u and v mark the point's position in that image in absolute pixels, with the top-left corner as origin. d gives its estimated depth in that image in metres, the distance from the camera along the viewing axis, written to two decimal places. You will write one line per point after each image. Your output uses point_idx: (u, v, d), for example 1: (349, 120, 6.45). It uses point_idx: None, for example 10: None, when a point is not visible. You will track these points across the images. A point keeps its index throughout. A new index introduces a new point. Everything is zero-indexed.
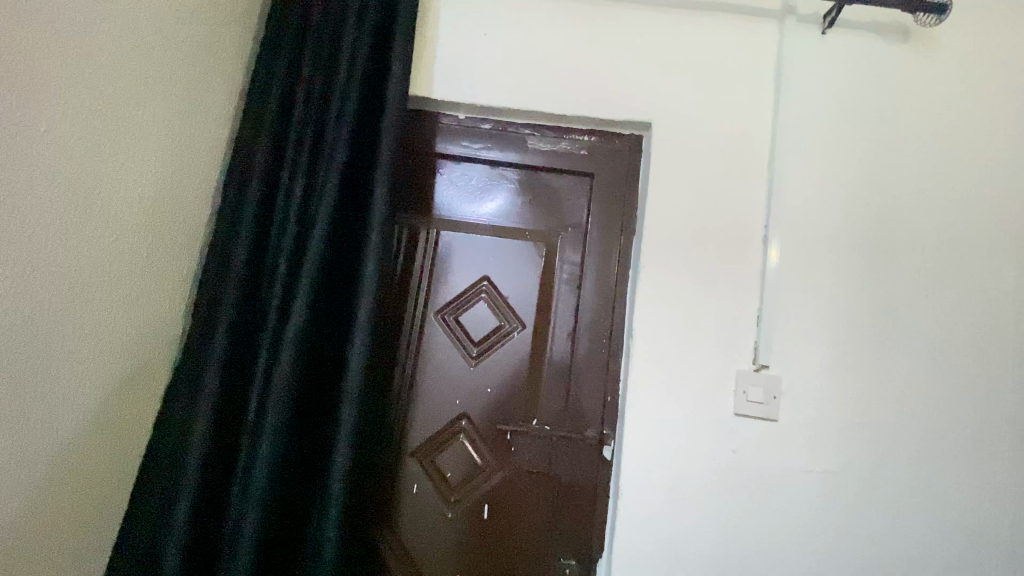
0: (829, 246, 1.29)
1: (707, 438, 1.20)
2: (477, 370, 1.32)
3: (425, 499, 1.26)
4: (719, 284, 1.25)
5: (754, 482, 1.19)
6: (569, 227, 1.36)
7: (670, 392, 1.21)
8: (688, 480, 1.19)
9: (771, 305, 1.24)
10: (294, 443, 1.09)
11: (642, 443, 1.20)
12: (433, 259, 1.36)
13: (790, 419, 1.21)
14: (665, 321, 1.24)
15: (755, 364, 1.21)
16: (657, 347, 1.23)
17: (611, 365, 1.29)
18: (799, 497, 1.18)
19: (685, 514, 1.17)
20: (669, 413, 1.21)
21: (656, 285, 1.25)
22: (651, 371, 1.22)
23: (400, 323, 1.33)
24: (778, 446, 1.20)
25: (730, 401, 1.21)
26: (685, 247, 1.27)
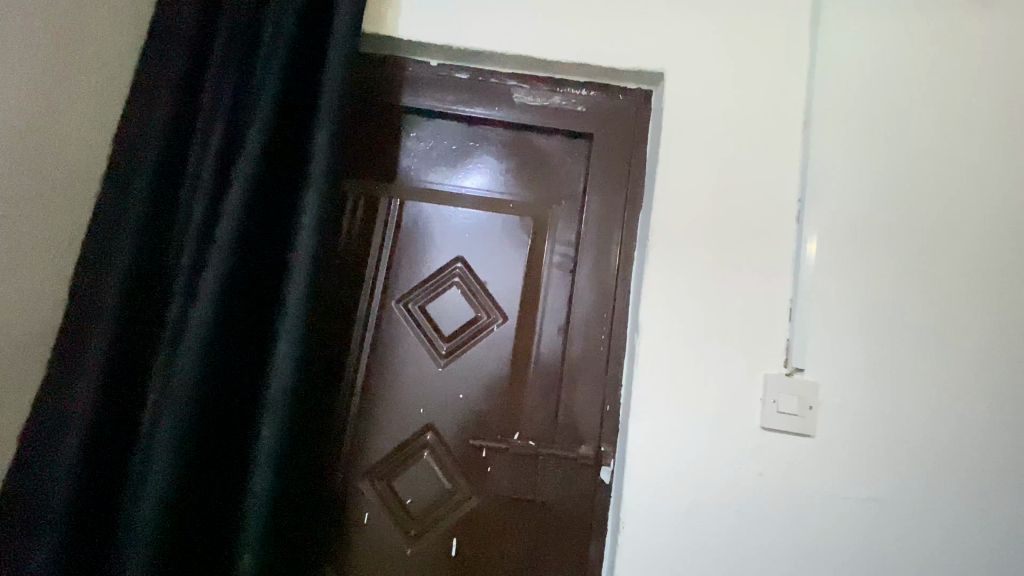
0: (879, 224, 1.06)
1: (730, 458, 0.97)
2: (448, 371, 1.08)
3: (380, 532, 1.02)
4: (744, 269, 1.03)
5: (790, 514, 0.95)
6: (562, 199, 1.13)
7: (684, 400, 0.98)
8: (705, 512, 0.95)
9: (810, 295, 1.01)
10: (202, 474, 0.82)
11: (649, 465, 0.97)
12: (396, 236, 1.12)
13: (830, 437, 0.97)
14: (678, 313, 1.01)
15: (787, 368, 0.99)
16: (667, 345, 1.00)
17: (612, 365, 1.06)
18: (845, 535, 0.95)
19: (702, 555, 0.94)
20: (682, 426, 0.98)
21: (667, 268, 1.03)
22: (661, 373, 0.99)
23: (353, 314, 1.08)
24: (817, 470, 0.96)
25: (757, 412, 0.98)
26: (704, 223, 1.04)
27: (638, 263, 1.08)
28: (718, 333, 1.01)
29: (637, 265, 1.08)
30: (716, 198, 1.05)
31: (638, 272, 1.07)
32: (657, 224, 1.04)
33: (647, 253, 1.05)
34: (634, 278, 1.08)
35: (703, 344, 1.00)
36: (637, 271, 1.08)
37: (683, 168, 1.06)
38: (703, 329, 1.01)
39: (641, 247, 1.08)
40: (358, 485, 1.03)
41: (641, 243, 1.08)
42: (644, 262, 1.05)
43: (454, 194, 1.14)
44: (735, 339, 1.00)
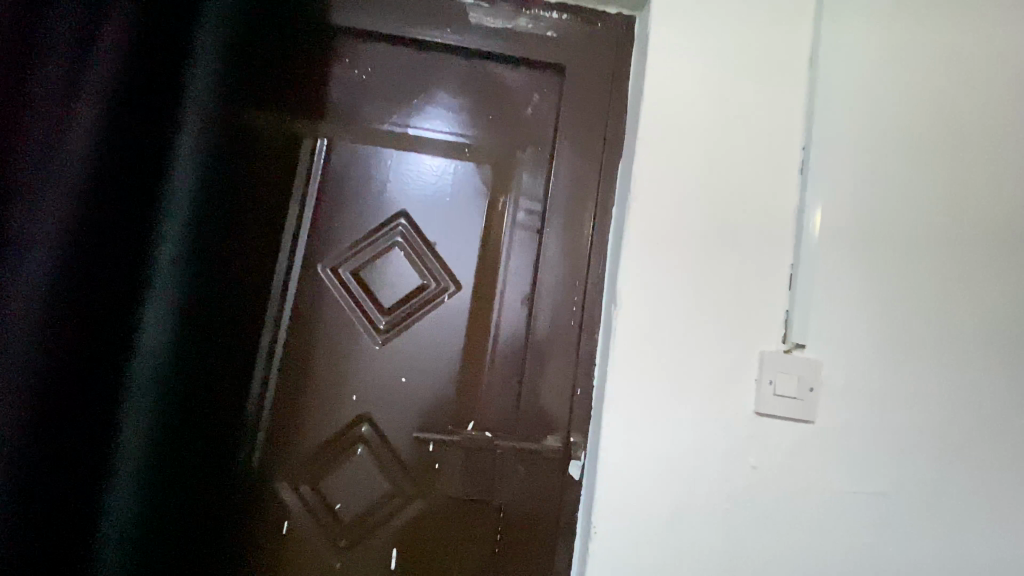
0: (890, 179, 0.92)
1: (718, 448, 0.84)
2: (387, 349, 0.89)
3: (304, 544, 0.86)
4: (738, 228, 0.88)
5: (783, 511, 0.83)
6: (527, 145, 0.95)
7: (667, 382, 0.84)
8: (688, 512, 0.82)
9: (813, 259, 0.87)
10: (39, 476, 0.67)
11: (626, 460, 0.82)
12: (326, 187, 0.92)
13: (830, 423, 0.84)
14: (662, 280, 0.85)
15: (786, 344, 0.85)
16: (650, 318, 0.84)
17: (584, 342, 0.89)
18: (842, 532, 0.83)
19: (683, 561, 0.81)
20: (664, 412, 0.83)
21: (651, 227, 0.86)
22: (641, 351, 0.84)
23: (268, 285, 0.89)
24: (813, 461, 0.84)
25: (749, 395, 0.84)
26: (694, 174, 0.88)
27: (616, 220, 0.91)
28: (708, 303, 0.86)
29: (615, 223, 0.91)
30: (707, 144, 0.89)
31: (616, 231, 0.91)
32: (639, 173, 0.87)
33: (626, 209, 0.88)
34: (611, 239, 0.91)
35: (691, 316, 0.85)
36: (614, 230, 0.91)
37: (670, 107, 0.90)
38: (691, 299, 0.85)
39: (619, 202, 0.91)
40: (277, 488, 0.86)
41: (620, 198, 0.91)
42: (622, 219, 0.88)
43: (398, 135, 0.94)
44: (726, 311, 0.86)
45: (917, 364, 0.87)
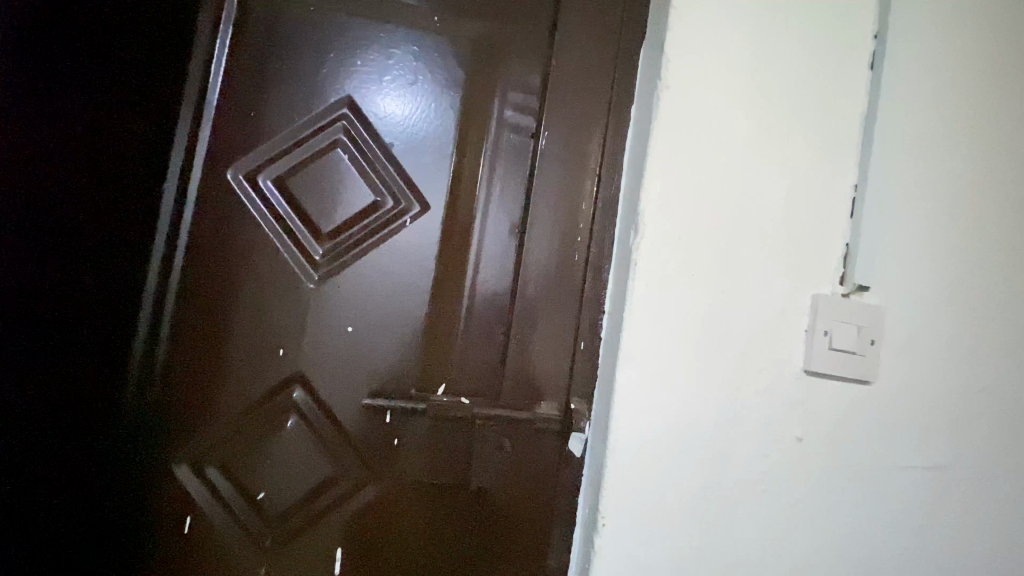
0: (989, 75, 0.71)
1: (759, 415, 0.66)
2: (329, 288, 0.67)
3: (215, 542, 0.65)
4: (793, 137, 0.67)
5: (838, 494, 0.65)
6: (519, 22, 0.71)
7: (698, 331, 0.65)
8: (722, 497, 0.64)
9: (884, 179, 0.68)
10: None
11: (644, 431, 0.63)
12: (241, 72, 0.67)
13: (898, 384, 0.67)
14: (694, 199, 0.65)
15: (844, 286, 0.67)
16: (677, 249, 0.64)
17: (590, 282, 0.69)
18: (912, 518, 0.66)
19: (714, 557, 0.63)
20: (693, 371, 0.64)
21: (681, 128, 0.65)
22: (665, 290, 0.64)
23: (158, 200, 0.65)
24: (877, 431, 0.66)
25: (797, 349, 0.67)
26: (737, 60, 0.67)
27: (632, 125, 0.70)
28: (750, 230, 0.66)
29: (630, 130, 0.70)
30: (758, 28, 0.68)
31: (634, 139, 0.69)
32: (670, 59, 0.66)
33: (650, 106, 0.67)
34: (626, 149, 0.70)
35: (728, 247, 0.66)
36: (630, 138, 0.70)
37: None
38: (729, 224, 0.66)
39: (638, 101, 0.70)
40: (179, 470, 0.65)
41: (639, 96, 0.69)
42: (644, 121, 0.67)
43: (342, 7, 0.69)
44: (772, 242, 0.67)
45: (1000, 312, 0.70)
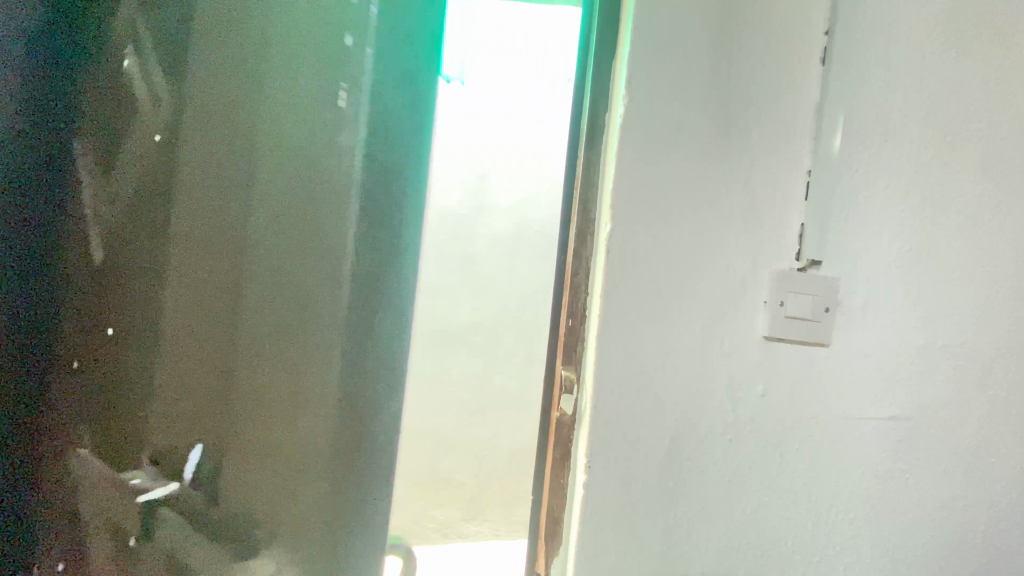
0: (916, 69, 0.80)
1: (725, 381, 0.72)
2: (180, 316, 0.93)
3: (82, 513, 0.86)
4: (748, 126, 0.72)
5: (794, 438, 0.74)
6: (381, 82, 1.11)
7: (668, 299, 0.70)
8: (693, 446, 0.71)
9: (831, 164, 0.75)
10: None
11: (620, 396, 0.70)
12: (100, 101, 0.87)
13: (843, 345, 0.76)
14: (668, 186, 0.70)
15: (801, 261, 0.73)
16: (653, 230, 0.70)
17: (579, 261, 0.74)
18: (853, 459, 0.77)
19: (685, 500, 0.71)
20: (663, 338, 0.71)
21: (656, 120, 0.70)
22: (639, 261, 0.70)
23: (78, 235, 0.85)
24: (825, 384, 0.75)
25: (760, 319, 0.73)
26: (703, 51, 0.72)
27: (578, 111, 0.76)
28: (716, 208, 0.71)
29: (578, 117, 0.76)
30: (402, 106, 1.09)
31: (590, 114, 0.73)
32: (343, 128, 1.01)
33: (613, 84, 0.74)
34: (587, 127, 0.73)
35: (696, 220, 0.71)
36: (584, 118, 0.74)
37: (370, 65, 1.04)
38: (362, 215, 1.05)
39: (585, 84, 0.75)
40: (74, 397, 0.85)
41: (577, 89, 0.77)
42: (614, 93, 0.72)
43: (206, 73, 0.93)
44: (734, 220, 0.72)
45: (929, 278, 0.79)
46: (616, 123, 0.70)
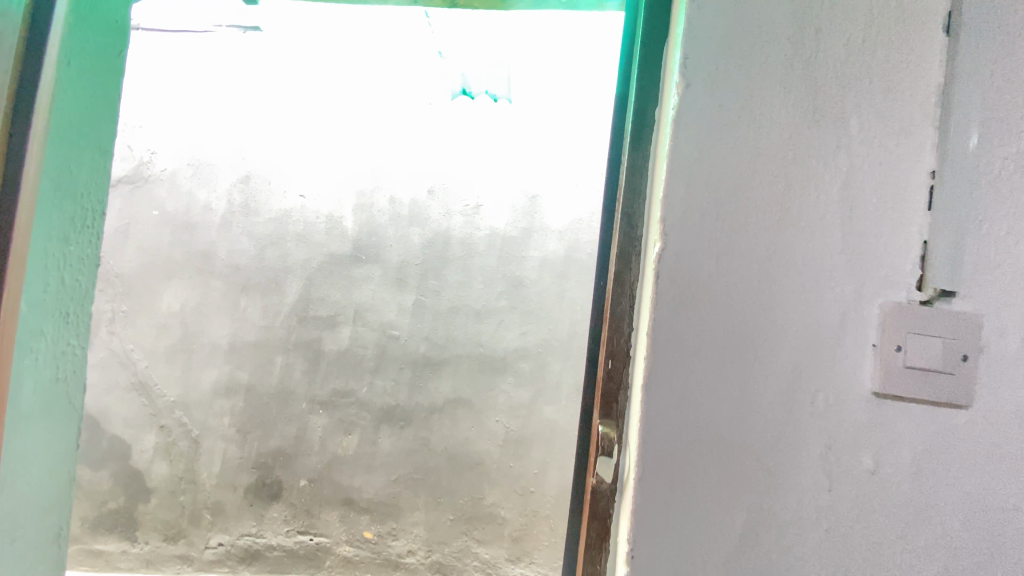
0: None
1: (817, 451, 0.54)
2: None
3: None
4: (847, 117, 0.56)
5: (919, 531, 0.55)
6: None
7: (740, 340, 0.54)
8: (779, 535, 0.54)
9: (965, 166, 0.56)
10: None
11: (678, 462, 0.53)
12: None
13: (987, 407, 0.55)
14: (740, 191, 0.55)
15: (924, 292, 0.55)
16: (722, 248, 0.54)
17: (622, 289, 0.60)
18: (1007, 566, 0.55)
19: None
20: (734, 389, 0.54)
21: (726, 109, 0.55)
22: (699, 289, 0.54)
23: None
24: (963, 460, 0.55)
25: (870, 367, 0.55)
26: (787, 24, 0.56)
27: (623, 113, 0.65)
28: (802, 221, 0.55)
29: (623, 115, 0.65)
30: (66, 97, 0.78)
31: (637, 109, 0.62)
32: None
33: (666, 71, 0.61)
34: (635, 124, 0.62)
35: (776, 236, 0.55)
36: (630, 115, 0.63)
37: None
38: (46, 222, 0.79)
39: (631, 76, 0.64)
40: None
41: (622, 84, 0.66)
42: (665, 79, 0.60)
43: None
44: (829, 237, 0.55)
45: None
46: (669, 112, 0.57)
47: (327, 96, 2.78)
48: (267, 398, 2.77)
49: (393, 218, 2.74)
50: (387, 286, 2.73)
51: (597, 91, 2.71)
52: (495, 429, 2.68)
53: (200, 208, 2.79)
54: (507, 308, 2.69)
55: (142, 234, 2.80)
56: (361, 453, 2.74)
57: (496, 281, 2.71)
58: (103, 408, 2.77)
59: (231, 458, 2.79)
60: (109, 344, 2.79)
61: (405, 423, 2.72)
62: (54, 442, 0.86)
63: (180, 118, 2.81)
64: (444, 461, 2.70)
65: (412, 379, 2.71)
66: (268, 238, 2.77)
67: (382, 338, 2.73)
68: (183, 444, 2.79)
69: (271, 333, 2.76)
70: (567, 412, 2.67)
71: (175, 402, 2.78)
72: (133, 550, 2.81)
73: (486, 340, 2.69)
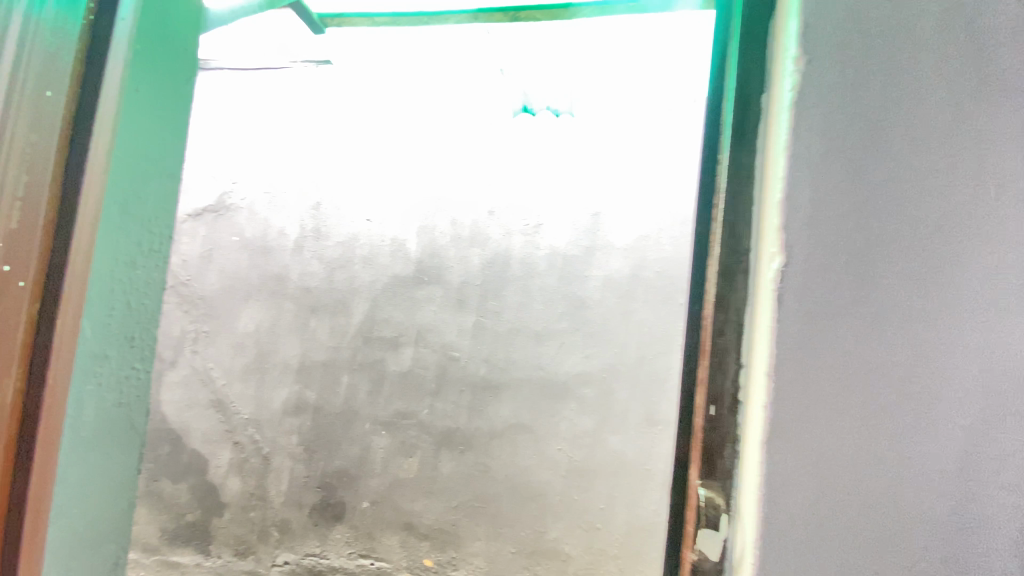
0: None
1: (997, 521, 0.44)
2: None
3: None
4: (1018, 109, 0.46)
5: None
6: None
7: (893, 378, 0.44)
8: None
9: None
10: None
11: (818, 535, 0.44)
12: None
13: None
14: (887, 200, 0.45)
15: None
16: (866, 270, 0.45)
17: (728, 322, 0.50)
18: None
19: None
20: (886, 445, 0.44)
21: (864, 102, 0.46)
22: (836, 318, 0.45)
23: None
24: None
25: None
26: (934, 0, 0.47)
27: (717, 112, 0.55)
28: (967, 236, 0.45)
29: (717, 113, 0.55)
30: (129, 116, 0.78)
31: (739, 102, 0.53)
32: None
33: (775, 60, 0.51)
34: (736, 124, 0.52)
35: (932, 254, 0.45)
36: (728, 113, 0.54)
37: None
38: (111, 245, 0.78)
39: (728, 68, 0.55)
40: None
41: (712, 76, 0.56)
42: (775, 62, 0.51)
43: None
44: (1000, 254, 0.45)
45: None
46: (782, 104, 0.48)
47: (391, 121, 2.85)
48: (332, 417, 2.80)
49: (454, 239, 2.73)
50: (448, 307, 2.71)
51: (664, 101, 2.57)
52: (558, 458, 2.54)
53: (275, 233, 2.92)
54: (569, 330, 2.58)
55: (223, 258, 2.96)
56: (421, 477, 2.69)
57: (557, 302, 2.60)
58: (184, 423, 2.91)
59: (297, 477, 2.83)
60: (192, 362, 2.95)
61: (465, 447, 2.64)
62: (117, 468, 0.84)
63: (259, 148, 2.98)
64: (505, 490, 2.59)
65: (471, 402, 2.64)
66: (336, 261, 2.84)
67: (443, 359, 2.69)
68: (254, 460, 2.86)
69: (337, 354, 2.81)
70: (635, 442, 2.49)
71: (248, 420, 2.88)
72: (206, 563, 2.87)
73: (547, 363, 2.58)
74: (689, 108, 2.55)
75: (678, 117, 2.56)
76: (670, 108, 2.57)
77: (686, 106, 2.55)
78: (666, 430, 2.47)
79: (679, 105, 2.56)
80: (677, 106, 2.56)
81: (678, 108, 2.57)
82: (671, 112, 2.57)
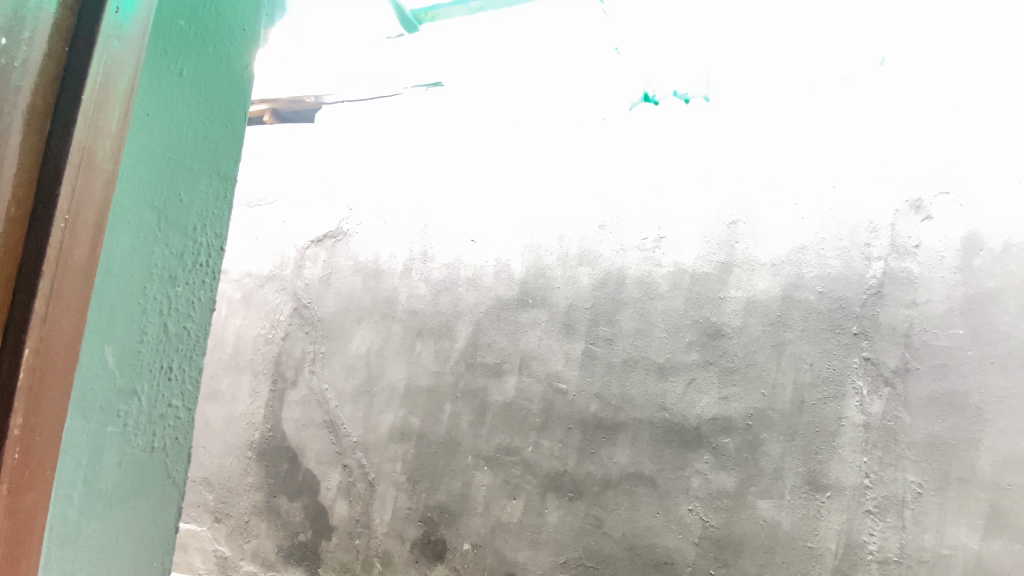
0: None
1: None
2: None
3: None
4: None
5: None
6: None
7: None
8: None
9: None
10: None
11: None
12: None
13: None
14: None
15: None
16: None
17: None
18: None
19: None
20: None
21: None
22: None
23: None
24: None
25: None
26: None
27: None
28: None
29: None
30: (166, 99, 0.66)
31: None
32: None
33: None
34: None
35: None
36: None
37: None
38: (140, 252, 0.64)
39: None
40: None
41: None
42: None
43: None
44: None
45: None
46: None
47: (493, 128, 2.73)
48: (436, 447, 2.65)
49: (562, 257, 2.48)
50: (555, 333, 2.44)
51: (837, 68, 2.11)
52: (689, 520, 2.09)
53: (386, 257, 2.92)
54: (701, 364, 2.15)
55: (340, 281, 3.02)
56: (526, 523, 2.41)
57: (685, 329, 2.19)
58: (302, 442, 2.97)
59: (400, 508, 2.71)
60: (310, 382, 3.02)
61: (575, 494, 2.31)
62: (145, 529, 0.69)
63: (371, 168, 3.04)
64: (623, 551, 2.20)
65: (582, 443, 2.32)
66: (442, 282, 2.75)
67: (549, 391, 2.41)
68: (361, 486, 2.81)
69: (441, 380, 2.68)
70: (792, 511, 1.96)
71: (356, 443, 2.85)
72: None
73: (673, 404, 2.17)
74: (873, 72, 2.06)
75: (859, 86, 2.07)
76: (847, 74, 2.10)
77: (869, 69, 2.06)
78: (836, 498, 1.92)
79: (860, 70, 2.08)
80: (858, 71, 2.08)
81: (859, 72, 2.08)
82: (850, 77, 2.09)
